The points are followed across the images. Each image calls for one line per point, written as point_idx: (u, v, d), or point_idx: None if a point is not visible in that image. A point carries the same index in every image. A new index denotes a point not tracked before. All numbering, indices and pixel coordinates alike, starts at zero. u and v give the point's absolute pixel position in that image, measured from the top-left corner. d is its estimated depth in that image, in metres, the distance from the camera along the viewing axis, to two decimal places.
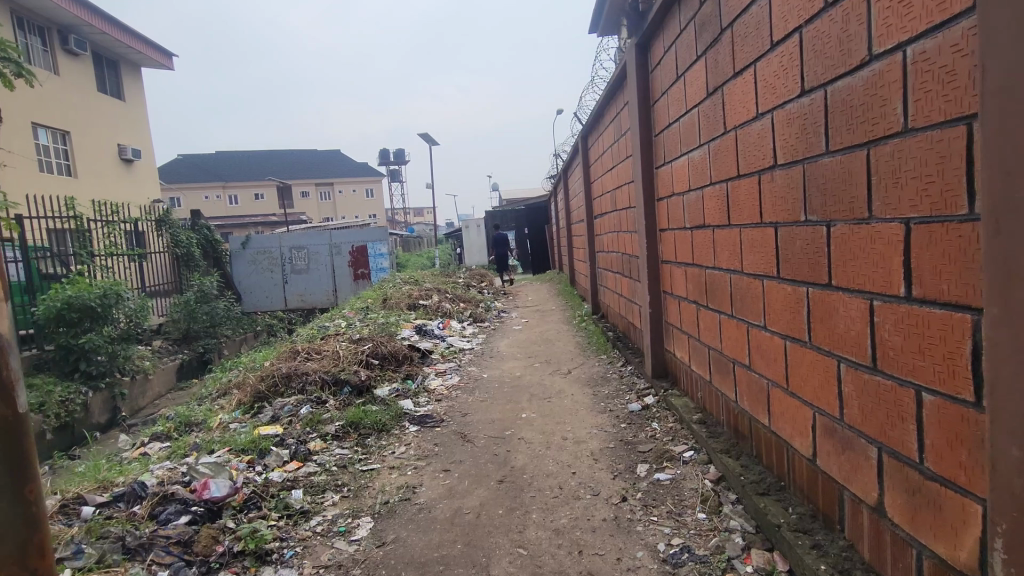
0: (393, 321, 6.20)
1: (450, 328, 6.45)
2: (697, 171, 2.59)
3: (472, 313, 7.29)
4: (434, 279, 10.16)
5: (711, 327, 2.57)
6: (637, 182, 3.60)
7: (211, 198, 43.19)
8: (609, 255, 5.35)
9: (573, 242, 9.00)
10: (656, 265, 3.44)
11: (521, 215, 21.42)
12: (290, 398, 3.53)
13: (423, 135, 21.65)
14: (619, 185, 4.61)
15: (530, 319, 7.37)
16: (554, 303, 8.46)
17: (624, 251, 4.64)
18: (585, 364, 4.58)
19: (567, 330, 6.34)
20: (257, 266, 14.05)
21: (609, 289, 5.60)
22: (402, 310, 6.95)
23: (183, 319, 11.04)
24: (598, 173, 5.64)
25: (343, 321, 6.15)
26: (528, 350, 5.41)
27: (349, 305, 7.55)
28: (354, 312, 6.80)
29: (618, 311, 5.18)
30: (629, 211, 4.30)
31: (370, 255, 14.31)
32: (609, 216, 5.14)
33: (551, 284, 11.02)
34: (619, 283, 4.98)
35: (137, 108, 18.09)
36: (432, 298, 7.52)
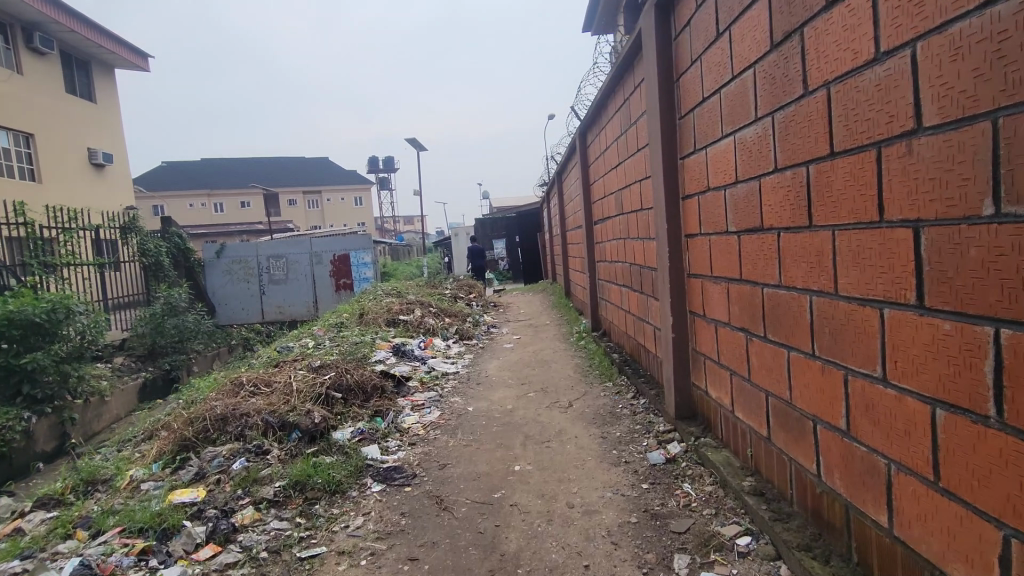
0: (368, 341, 5.49)
1: (432, 347, 5.74)
2: (751, 154, 1.91)
3: (459, 330, 6.59)
4: (419, 291, 9.46)
5: (772, 366, 1.89)
6: (655, 178, 2.92)
7: (195, 206, 42.32)
8: (613, 266, 4.69)
9: (569, 250, 8.34)
10: (680, 280, 2.77)
11: (512, 222, 20.76)
12: (222, 448, 2.83)
13: (410, 139, 20.98)
14: (627, 185, 3.94)
15: (523, 335, 6.69)
16: (547, 317, 7.79)
17: (633, 263, 3.97)
18: (588, 395, 3.90)
19: (563, 349, 5.67)
20: (232, 276, 13.31)
21: (612, 305, 4.93)
22: (380, 326, 6.26)
23: (148, 335, 10.40)
24: (600, 173, 4.99)
25: (310, 341, 5.44)
26: (520, 374, 4.73)
27: (322, 321, 6.84)
28: (326, 329, 6.09)
29: (624, 329, 4.52)
30: (640, 214, 3.63)
31: (352, 264, 13.56)
32: (615, 222, 4.47)
33: (544, 295, 10.35)
34: (626, 299, 4.31)
35: (109, 111, 17.36)
36: (414, 312, 6.82)
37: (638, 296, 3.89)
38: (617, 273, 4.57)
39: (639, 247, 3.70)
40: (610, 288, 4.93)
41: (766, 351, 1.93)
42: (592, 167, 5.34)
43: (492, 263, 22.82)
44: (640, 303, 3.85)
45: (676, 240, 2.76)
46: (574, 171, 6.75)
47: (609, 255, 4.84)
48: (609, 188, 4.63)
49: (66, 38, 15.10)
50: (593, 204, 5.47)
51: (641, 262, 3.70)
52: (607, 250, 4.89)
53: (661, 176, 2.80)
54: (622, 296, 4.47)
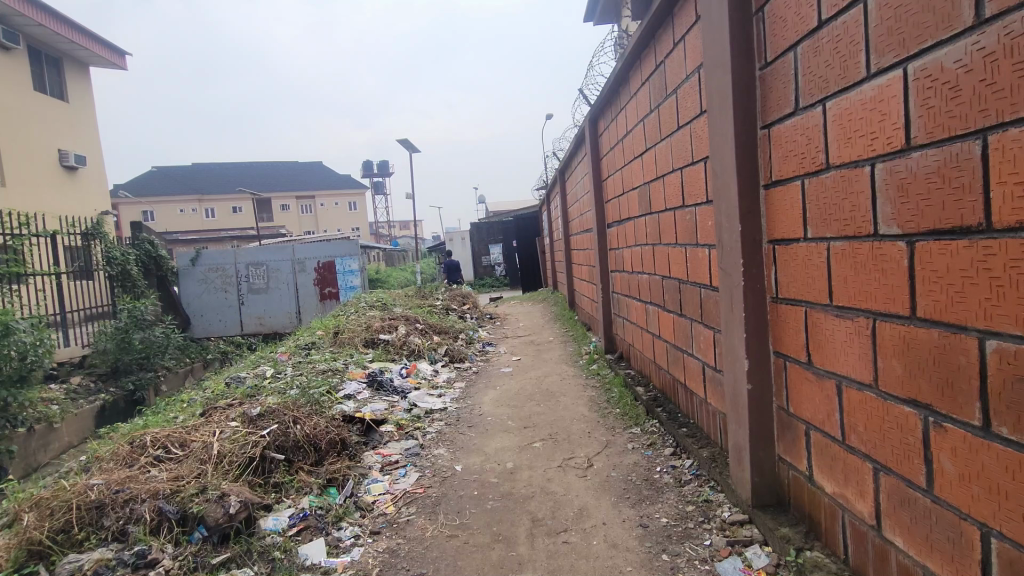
0: (340, 370, 4.56)
1: (417, 374, 4.81)
2: (963, 95, 1.03)
3: (448, 350, 5.66)
4: (407, 303, 8.53)
5: (1012, 490, 1.00)
6: (717, 158, 2.04)
7: (185, 212, 41.31)
8: (637, 278, 3.81)
9: (573, 258, 7.46)
10: (762, 305, 1.88)
11: (509, 226, 19.86)
12: (87, 554, 1.92)
13: (402, 140, 20.03)
14: (660, 174, 3.06)
15: (523, 357, 5.78)
16: (550, 333, 6.91)
17: (667, 275, 3.08)
18: (611, 449, 2.99)
19: (572, 375, 4.78)
20: (207, 286, 12.35)
21: (633, 324, 4.05)
22: (356, 348, 5.33)
23: (111, 351, 9.49)
24: (618, 165, 4.12)
25: (268, 371, 4.51)
26: (521, 414, 3.82)
27: (292, 341, 5.91)
28: (292, 353, 5.15)
29: (650, 357, 3.63)
30: (680, 212, 2.76)
31: (338, 271, 12.70)
32: (640, 224, 3.58)
33: (544, 305, 9.49)
34: (655, 321, 3.43)
35: (83, 110, 16.43)
36: (398, 330, 5.89)
37: (675, 318, 3.00)
38: (641, 286, 3.69)
39: (679, 254, 2.82)
40: (631, 303, 4.05)
41: (987, 456, 1.05)
42: (607, 158, 4.47)
43: (487, 269, 22.06)
44: (678, 328, 2.96)
45: (754, 246, 1.88)
46: (581, 167, 5.88)
47: (631, 265, 3.95)
48: (630, 181, 3.76)
49: (33, 32, 14.14)
50: (608, 204, 4.58)
51: (681, 274, 2.82)
52: (628, 258, 4.02)
53: (729, 153, 1.92)
54: (648, 316, 3.59)
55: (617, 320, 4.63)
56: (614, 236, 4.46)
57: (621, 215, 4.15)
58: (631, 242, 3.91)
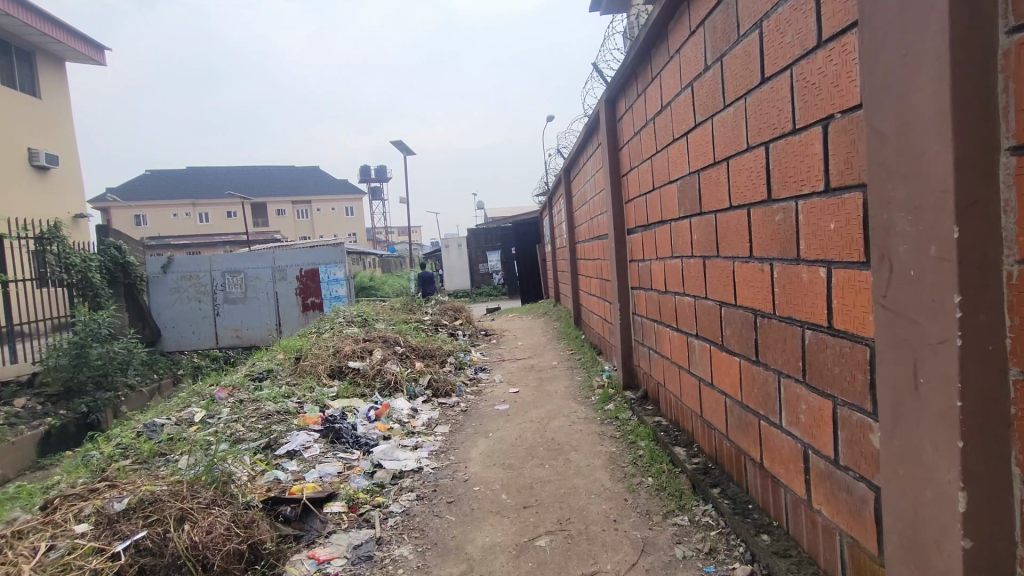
0: (289, 413, 3.59)
1: (389, 416, 3.83)
2: None
3: (432, 381, 4.68)
4: (391, 318, 7.54)
5: None
6: (886, 103, 1.11)
7: (178, 216, 40.33)
8: (674, 300, 2.88)
9: (580, 269, 6.53)
10: (997, 388, 0.96)
11: (508, 233, 18.94)
12: None
13: (397, 143, 19.13)
14: (720, 158, 2.14)
15: (523, 389, 4.80)
16: (553, 356, 5.97)
17: (729, 303, 2.16)
18: (650, 560, 2.04)
19: (583, 417, 3.84)
20: (180, 295, 11.41)
21: (666, 359, 3.12)
22: (317, 381, 4.35)
23: (64, 368, 8.51)
24: (646, 153, 3.19)
25: (197, 414, 3.54)
26: (520, 481, 2.85)
27: (246, 367, 4.93)
28: (237, 387, 4.17)
29: (693, 409, 2.70)
30: (763, 210, 1.83)
31: (322, 280, 11.78)
32: (683, 229, 2.65)
33: (545, 320, 8.57)
34: (705, 362, 2.49)
35: (57, 107, 15.49)
36: (373, 355, 4.91)
37: (744, 366, 2.07)
38: (681, 312, 2.76)
39: (757, 272, 1.90)
40: (663, 332, 3.13)
41: None
42: (630, 146, 3.54)
43: (485, 278, 21.30)
44: (748, 382, 2.04)
45: (985, 270, 0.95)
46: (592, 162, 4.96)
47: (664, 283, 3.03)
48: (668, 174, 2.83)
49: (1, 22, 13.18)
50: (631, 204, 3.65)
51: (760, 305, 1.89)
52: (660, 272, 3.09)
53: (927, 88, 0.99)
54: (692, 352, 2.66)
55: (642, 349, 3.70)
56: (638, 244, 3.54)
57: (651, 218, 3.22)
58: (665, 253, 2.98)
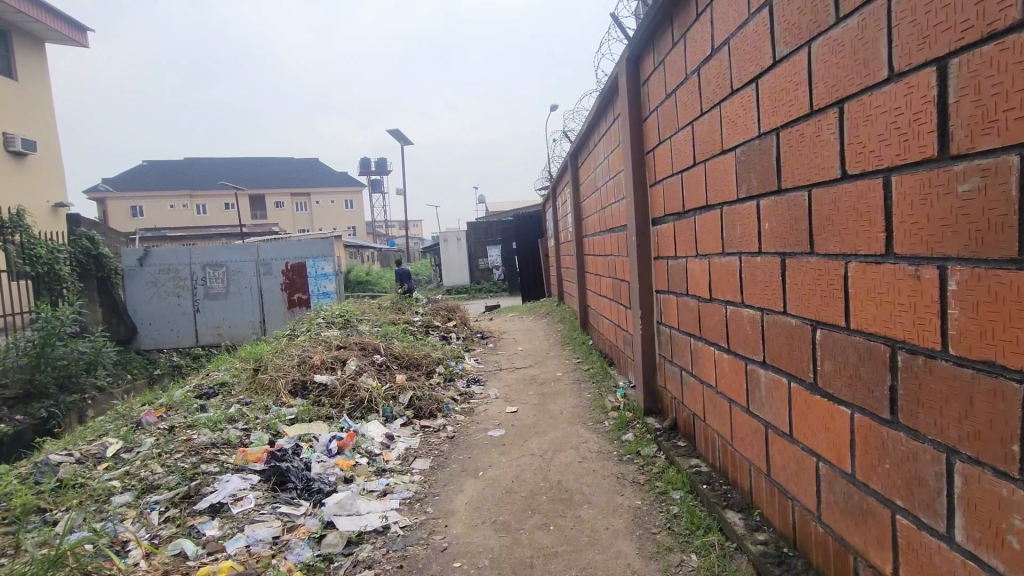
0: (228, 446, 2.87)
1: (355, 448, 3.09)
2: None
3: (415, 398, 3.95)
4: (377, 319, 6.79)
5: None
6: None
7: (175, 207, 39.48)
8: (726, 311, 2.14)
9: (588, 267, 5.81)
10: None
11: (509, 227, 18.17)
12: None
13: (393, 131, 18.32)
14: (824, 105, 1.40)
15: (521, 408, 4.07)
16: (558, 366, 5.25)
17: (834, 324, 1.43)
18: None
19: (596, 451, 3.11)
20: (157, 290, 10.68)
21: (709, 387, 2.39)
22: (273, 400, 3.62)
23: (23, 370, 7.74)
24: (686, 118, 2.44)
25: (110, 447, 2.80)
26: (517, 555, 2.11)
27: (196, 380, 4.20)
28: (173, 409, 3.44)
29: (754, 463, 1.98)
30: (924, 177, 1.09)
31: (309, 275, 11.03)
32: (745, 214, 1.91)
33: (547, 321, 7.85)
34: (779, 404, 1.76)
35: (35, 90, 14.69)
36: (346, 365, 4.18)
37: (861, 424, 1.34)
38: (739, 328, 2.02)
39: (901, 281, 1.17)
40: (705, 351, 2.40)
41: None
42: (661, 112, 2.80)
43: (485, 272, 20.58)
44: (870, 449, 1.32)
45: None
46: (607, 141, 4.22)
47: (709, 289, 2.30)
48: (721, 140, 2.08)
49: None
50: (660, 187, 2.92)
51: (908, 334, 1.16)
52: (703, 273, 2.35)
53: None
54: (754, 387, 1.93)
55: (671, 369, 2.96)
56: (670, 237, 2.80)
57: (690, 203, 2.48)
58: (712, 250, 2.25)
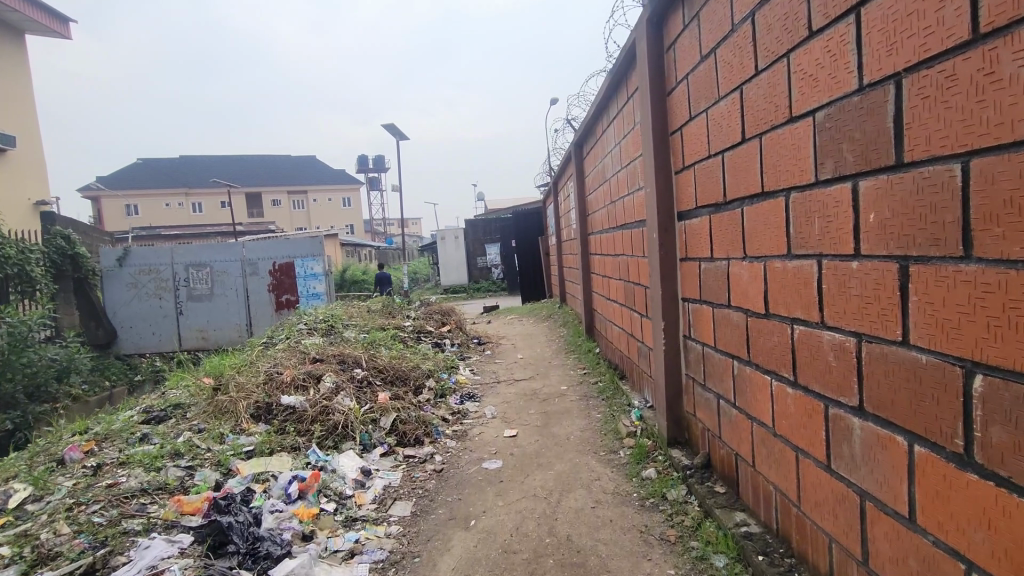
0: (161, 492, 2.34)
1: (321, 490, 2.54)
2: None
3: (398, 421, 3.42)
4: (365, 325, 6.24)
5: None
6: None
7: (170, 206, 38.84)
8: (793, 332, 1.62)
9: (594, 268, 5.29)
10: None
11: (508, 225, 17.60)
12: None
13: (387, 126, 17.76)
14: (1009, 21, 0.87)
15: (521, 431, 3.54)
16: (562, 378, 4.73)
17: (1015, 372, 0.90)
18: None
19: (612, 492, 2.58)
20: (138, 291, 10.15)
21: (762, 427, 1.88)
22: (231, 426, 3.09)
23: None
24: (732, 82, 1.91)
25: (14, 496, 2.28)
26: None
27: (149, 400, 3.66)
28: (109, 441, 2.91)
29: (839, 541, 1.46)
30: None
31: (297, 275, 10.49)
32: (831, 202, 1.39)
33: (549, 324, 7.33)
34: (890, 470, 1.24)
35: (13, 83, 14.09)
36: (321, 382, 3.65)
37: None
38: (816, 357, 1.50)
39: None
40: (757, 380, 1.88)
41: None
42: (693, 79, 2.27)
43: (483, 271, 20.13)
44: None
45: None
46: (619, 124, 3.70)
47: (765, 302, 1.78)
48: (789, 105, 1.55)
49: None
50: (691, 173, 2.39)
51: None
52: (756, 280, 1.84)
53: None
54: (842, 440, 1.41)
55: (704, 395, 2.45)
56: (706, 233, 2.28)
57: (736, 192, 1.96)
58: (771, 250, 1.73)
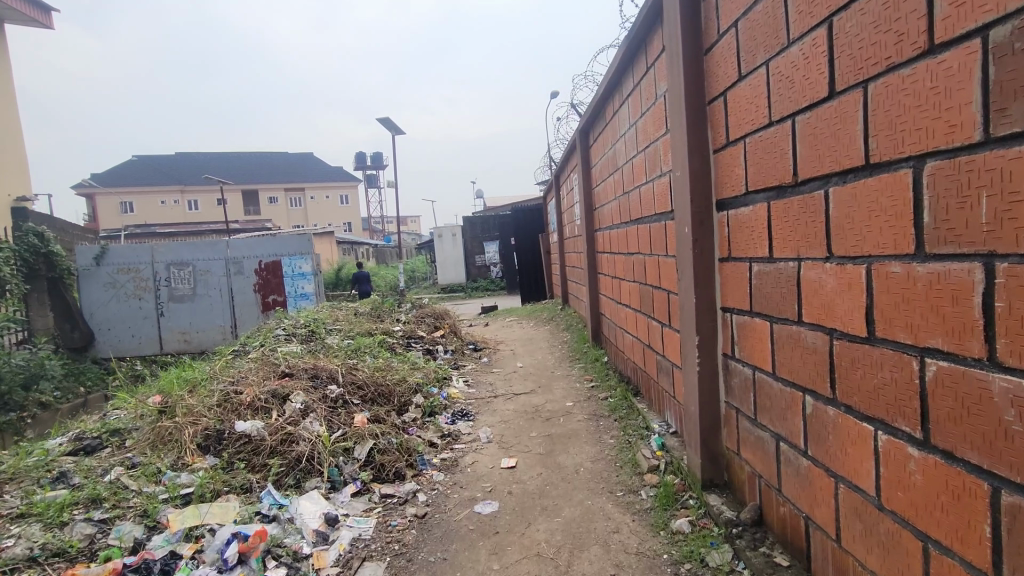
0: (57, 561, 1.85)
1: (267, 551, 1.99)
2: None
3: (376, 449, 2.89)
4: (351, 330, 5.71)
5: None
6: None
7: (165, 203, 38.28)
8: (923, 369, 1.10)
9: (602, 267, 4.77)
10: None
11: (507, 223, 17.13)
12: None
13: (382, 120, 17.20)
14: None
15: (521, 460, 3.02)
16: (566, 392, 4.21)
17: None
18: None
19: (636, 551, 2.06)
20: (116, 292, 9.62)
21: (857, 492, 1.36)
22: (172, 460, 2.58)
23: None
24: (813, 15, 1.38)
25: None
26: None
27: (86, 424, 3.12)
28: (17, 484, 2.40)
29: None
30: None
31: (285, 274, 10.03)
32: (1017, 172, 0.87)
33: (551, 327, 6.81)
34: None
35: None
36: (288, 403, 3.12)
37: None
38: (974, 414, 0.99)
39: None
40: (852, 427, 1.36)
41: None
42: (746, 25, 1.74)
43: (482, 270, 19.65)
44: None
45: None
46: (636, 100, 3.18)
47: (870, 321, 1.26)
48: (928, 27, 1.03)
49: None
50: (741, 148, 1.87)
51: None
52: (852, 289, 1.31)
53: None
54: None
55: (755, 432, 1.93)
56: (764, 225, 1.76)
57: (818, 167, 1.43)
58: (882, 247, 1.20)
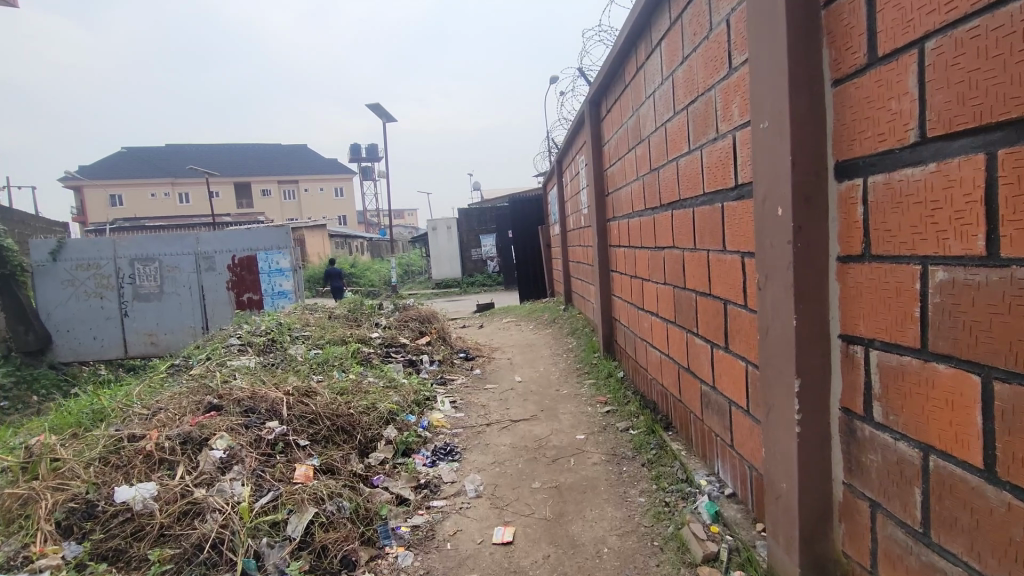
0: None
1: None
2: None
3: (318, 521, 2.07)
4: (320, 338, 4.90)
5: None
6: None
7: (154, 196, 37.31)
8: None
9: (617, 264, 3.98)
10: None
11: (504, 215, 16.33)
12: None
13: (371, 106, 16.32)
14: None
15: (521, 531, 2.21)
16: (575, 419, 3.41)
17: None
18: None
19: None
20: (75, 290, 8.80)
21: None
22: (9, 552, 1.77)
23: None
24: None
25: None
26: None
27: None
28: None
29: None
30: None
31: (261, 271, 9.17)
32: None
33: (552, 332, 6.01)
34: None
35: None
36: (204, 451, 2.31)
37: None
38: None
39: None
40: None
41: None
42: None
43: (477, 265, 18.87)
44: None
45: None
46: (674, 44, 2.39)
47: None
48: None
49: None
50: (910, 61, 1.06)
51: None
52: None
53: None
54: None
55: (921, 555, 1.13)
56: (972, 197, 0.95)
57: None
58: None
